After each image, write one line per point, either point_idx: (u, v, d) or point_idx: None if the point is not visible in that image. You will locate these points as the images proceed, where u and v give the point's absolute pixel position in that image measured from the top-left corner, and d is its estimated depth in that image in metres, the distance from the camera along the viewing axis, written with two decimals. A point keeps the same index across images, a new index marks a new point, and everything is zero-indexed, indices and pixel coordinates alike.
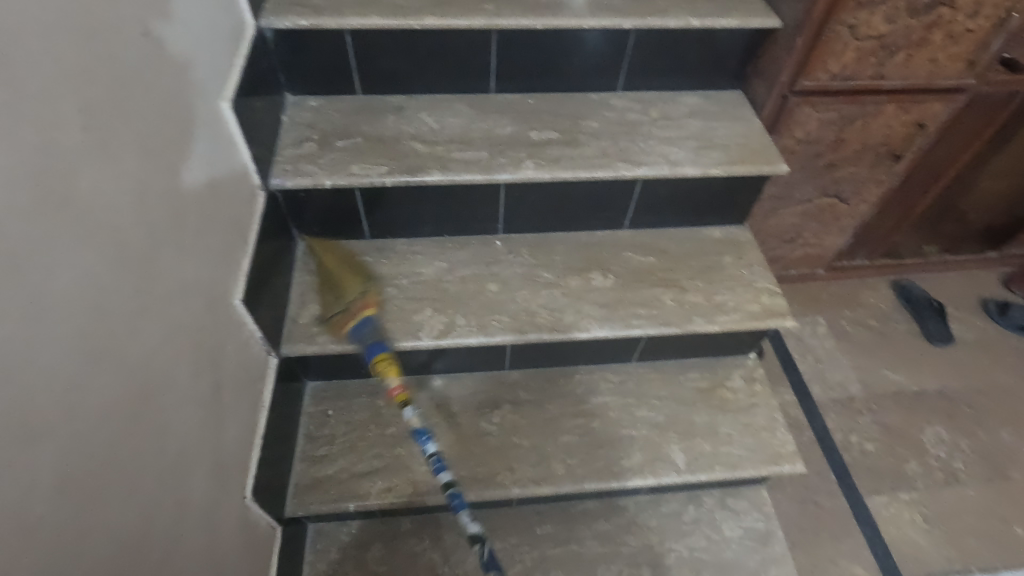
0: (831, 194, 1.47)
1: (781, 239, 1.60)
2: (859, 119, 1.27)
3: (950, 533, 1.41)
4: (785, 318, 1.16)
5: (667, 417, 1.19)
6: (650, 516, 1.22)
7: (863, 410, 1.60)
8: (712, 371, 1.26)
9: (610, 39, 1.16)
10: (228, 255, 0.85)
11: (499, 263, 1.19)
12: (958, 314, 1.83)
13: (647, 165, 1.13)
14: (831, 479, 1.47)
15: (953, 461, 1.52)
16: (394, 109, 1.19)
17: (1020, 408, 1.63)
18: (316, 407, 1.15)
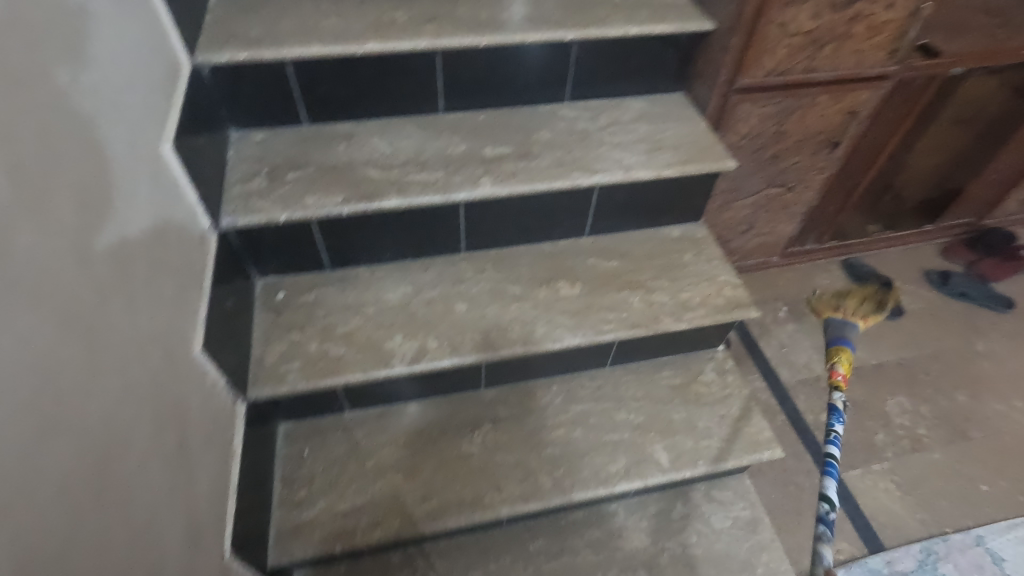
0: (777, 184, 1.53)
1: (735, 231, 1.65)
2: (796, 111, 1.32)
3: (923, 497, 1.46)
4: (749, 308, 1.19)
5: (647, 418, 1.20)
6: (641, 518, 1.23)
7: (829, 388, 1.66)
8: (685, 368, 1.29)
9: (554, 51, 1.17)
10: (182, 302, 0.81)
11: (465, 282, 1.19)
12: (906, 286, 1.92)
13: (602, 172, 1.15)
14: (807, 459, 1.51)
15: (917, 427, 1.59)
16: (343, 136, 1.17)
17: (971, 370, 1.72)
18: (290, 448, 1.11)
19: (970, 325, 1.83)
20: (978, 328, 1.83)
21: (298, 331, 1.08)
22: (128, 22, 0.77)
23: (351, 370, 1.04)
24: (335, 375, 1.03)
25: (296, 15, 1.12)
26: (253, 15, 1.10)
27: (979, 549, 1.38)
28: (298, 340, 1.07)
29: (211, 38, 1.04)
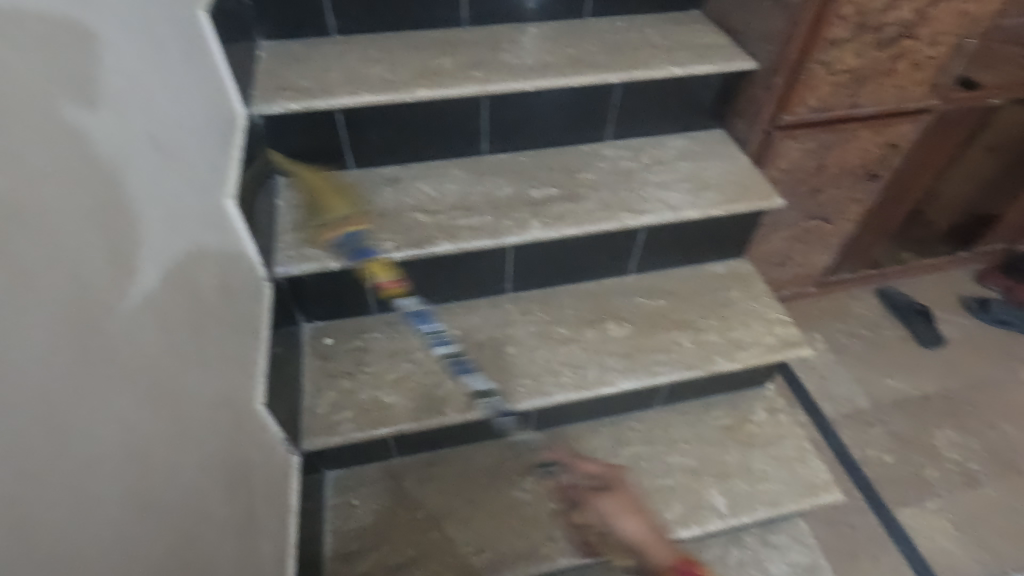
0: (816, 217, 1.52)
1: (772, 263, 1.64)
2: (837, 146, 1.31)
3: (980, 536, 1.42)
4: (801, 346, 1.17)
5: (700, 461, 1.17)
6: (695, 565, 1.19)
7: (874, 421, 1.62)
8: (734, 407, 1.26)
9: (597, 93, 1.18)
10: (246, 357, 0.81)
11: (512, 324, 1.17)
12: (944, 314, 1.89)
13: (649, 213, 1.14)
14: (857, 497, 1.47)
15: (968, 462, 1.55)
16: (389, 180, 1.18)
17: (1018, 401, 1.68)
18: (339, 498, 1.09)
19: (1012, 354, 1.79)
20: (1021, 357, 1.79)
21: (348, 379, 1.07)
22: None
23: (403, 418, 1.02)
24: (388, 424, 1.02)
25: (344, 64, 1.13)
26: (302, 65, 1.12)
27: None
28: (349, 388, 1.06)
29: (264, 89, 1.05)
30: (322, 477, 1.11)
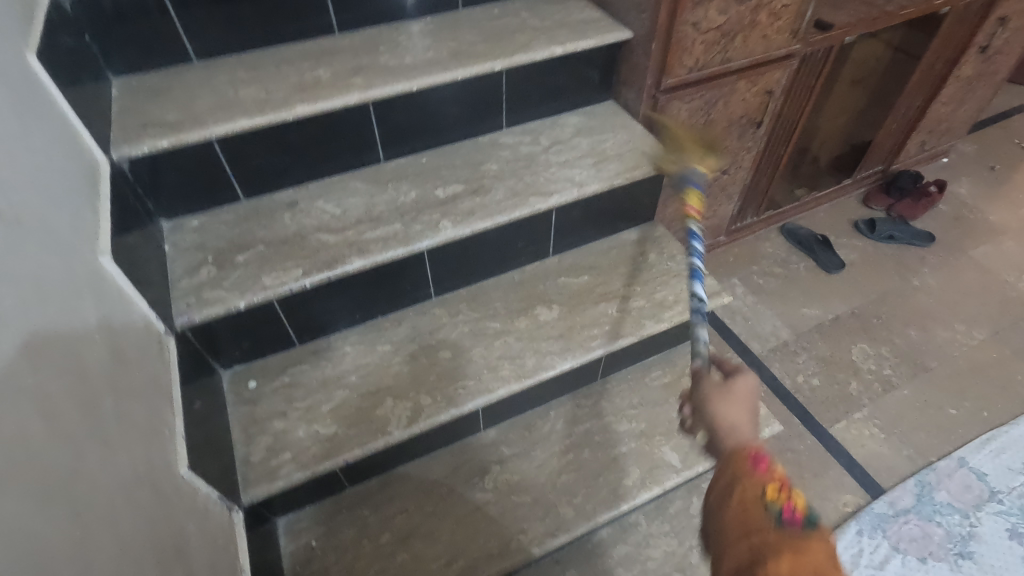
0: (713, 170, 1.59)
1: (683, 222, 1.71)
2: (720, 100, 1.38)
3: (905, 434, 1.55)
4: None
5: (649, 423, 1.21)
6: (662, 521, 1.23)
7: (798, 349, 1.74)
8: (671, 365, 1.31)
9: (485, 83, 1.17)
10: (157, 424, 0.74)
11: (443, 328, 1.16)
12: (841, 240, 2.05)
13: (557, 194, 1.14)
14: (795, 423, 1.57)
15: (883, 369, 1.69)
16: (286, 205, 1.12)
17: (916, 306, 1.85)
18: (296, 543, 1.04)
19: (904, 265, 1.97)
20: (911, 266, 1.97)
21: (280, 419, 1.01)
22: (37, 133, 0.70)
23: (346, 447, 0.98)
24: (331, 456, 0.97)
25: (213, 90, 1.06)
26: (165, 98, 1.04)
27: (963, 470, 1.47)
28: (283, 429, 1.00)
29: (125, 130, 0.97)
30: (273, 525, 1.05)
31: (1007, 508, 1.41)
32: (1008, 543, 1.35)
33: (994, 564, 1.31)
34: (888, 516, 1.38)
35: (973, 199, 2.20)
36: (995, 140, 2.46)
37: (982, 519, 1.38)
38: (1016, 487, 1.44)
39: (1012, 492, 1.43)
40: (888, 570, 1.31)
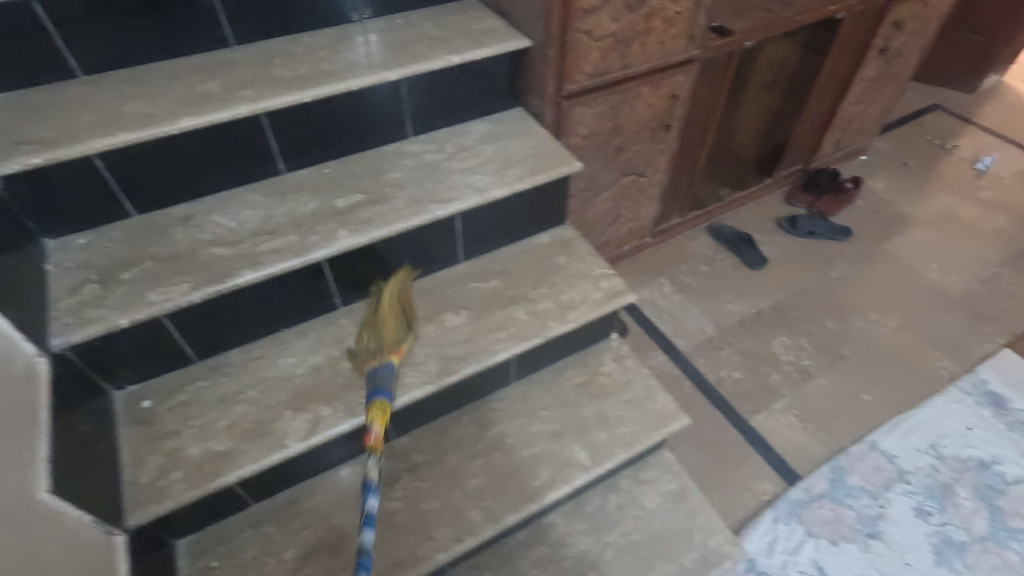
0: (629, 172, 1.63)
1: (604, 224, 1.74)
2: (624, 105, 1.42)
3: (821, 421, 1.60)
4: (625, 295, 1.25)
5: (561, 423, 1.22)
6: (579, 519, 1.25)
7: (721, 344, 1.78)
8: (585, 364, 1.33)
9: (383, 93, 1.18)
10: (15, 451, 0.72)
11: (348, 338, 1.15)
12: (764, 237, 2.12)
13: (457, 200, 1.15)
14: (718, 416, 1.61)
15: (802, 360, 1.75)
16: (180, 220, 1.10)
17: (833, 297, 1.92)
18: (196, 564, 1.02)
19: (823, 258, 2.05)
20: (829, 259, 2.05)
21: (174, 437, 0.99)
22: None
23: (240, 464, 0.97)
24: (224, 473, 0.95)
25: (95, 106, 1.03)
26: (44, 114, 1.01)
27: (874, 453, 1.52)
28: (175, 448, 0.98)
29: None
30: (171, 548, 1.03)
31: (915, 487, 1.46)
32: (914, 521, 1.40)
33: (901, 543, 1.36)
34: (804, 502, 1.43)
35: (889, 193, 2.31)
36: (910, 136, 2.59)
37: (891, 499, 1.44)
38: (923, 466, 1.50)
39: (920, 472, 1.49)
40: (802, 555, 1.34)
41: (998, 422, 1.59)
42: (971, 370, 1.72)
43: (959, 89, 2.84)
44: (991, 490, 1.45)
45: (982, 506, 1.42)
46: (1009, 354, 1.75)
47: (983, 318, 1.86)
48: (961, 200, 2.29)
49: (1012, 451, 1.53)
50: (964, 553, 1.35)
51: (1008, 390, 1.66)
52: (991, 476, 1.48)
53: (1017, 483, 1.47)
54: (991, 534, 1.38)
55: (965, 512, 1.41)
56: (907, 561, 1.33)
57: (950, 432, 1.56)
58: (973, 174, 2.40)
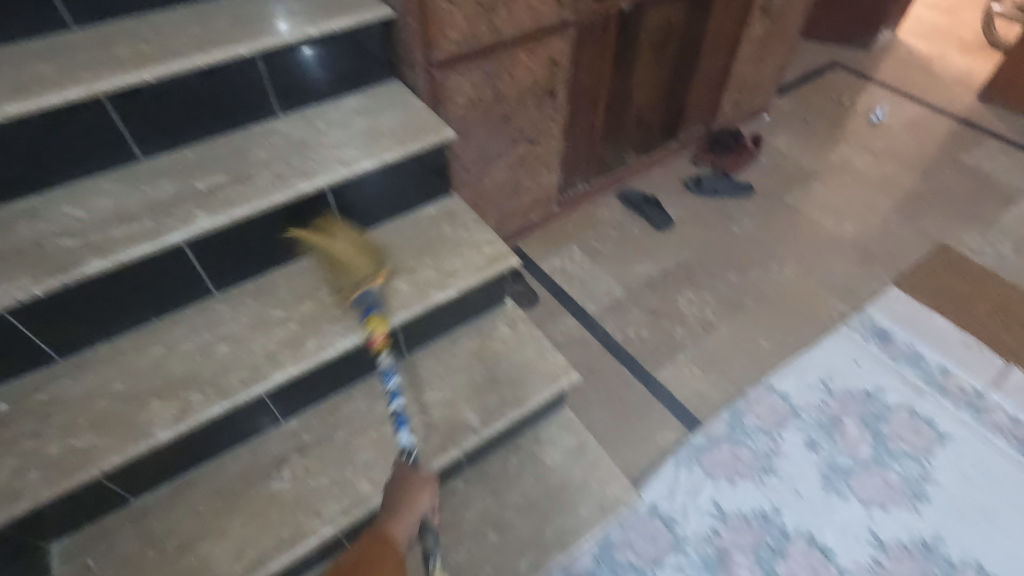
0: (521, 141, 1.64)
1: (504, 195, 1.75)
2: (502, 72, 1.42)
3: (721, 369, 1.67)
4: (507, 258, 1.26)
5: (453, 390, 1.24)
6: (480, 483, 1.27)
7: (629, 304, 1.83)
8: (478, 331, 1.34)
9: (238, 69, 1.15)
10: None
11: (223, 323, 1.13)
12: (671, 198, 2.17)
13: (323, 174, 1.14)
14: (624, 373, 1.66)
15: (705, 313, 1.81)
16: (26, 213, 1.05)
17: (735, 251, 1.99)
18: (72, 564, 0.99)
19: (726, 215, 2.12)
20: (732, 216, 2.12)
21: (31, 437, 0.96)
22: None
23: (103, 457, 0.94)
24: (86, 468, 0.93)
25: None
26: None
27: (770, 394, 1.60)
28: (33, 447, 0.95)
29: None
30: (44, 551, 1.00)
31: (806, 421, 1.54)
32: (805, 453, 1.48)
33: (793, 474, 1.44)
34: (703, 446, 1.49)
35: (789, 149, 2.40)
36: (810, 93, 2.68)
37: (784, 435, 1.51)
38: (814, 402, 1.58)
39: (811, 407, 1.57)
40: (701, 495, 1.40)
41: (884, 354, 1.69)
42: (861, 309, 1.81)
43: (855, 46, 2.96)
44: (875, 417, 1.55)
45: (867, 433, 1.52)
46: (895, 291, 1.85)
47: (872, 260, 1.96)
48: (856, 151, 2.40)
49: (896, 380, 1.63)
50: (850, 478, 1.43)
51: (893, 325, 1.76)
52: (876, 404, 1.57)
53: (899, 408, 1.57)
54: (874, 458, 1.47)
55: (852, 440, 1.50)
56: (797, 490, 1.41)
57: (839, 368, 1.65)
58: (867, 126, 2.52)
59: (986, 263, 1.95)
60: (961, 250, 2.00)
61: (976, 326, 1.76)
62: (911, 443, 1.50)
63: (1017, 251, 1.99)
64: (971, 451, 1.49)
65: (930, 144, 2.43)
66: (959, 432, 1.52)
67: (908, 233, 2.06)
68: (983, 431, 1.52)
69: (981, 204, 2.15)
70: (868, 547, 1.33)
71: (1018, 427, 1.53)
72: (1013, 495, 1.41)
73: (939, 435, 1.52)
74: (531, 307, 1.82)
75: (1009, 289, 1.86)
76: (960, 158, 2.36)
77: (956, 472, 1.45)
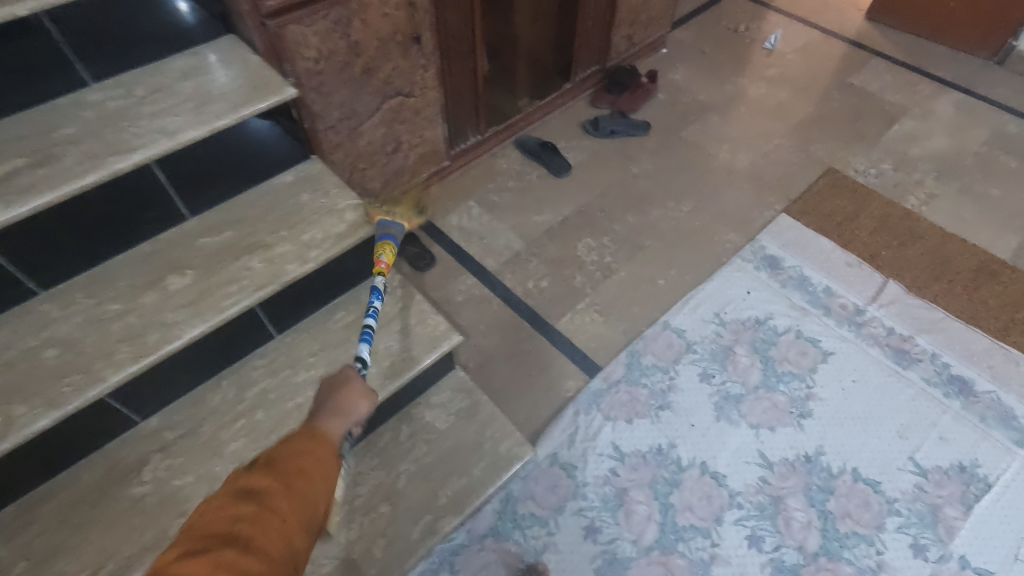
0: (392, 94, 1.54)
1: (385, 154, 1.65)
2: (352, 18, 1.31)
3: (621, 312, 1.68)
4: (371, 224, 1.19)
5: (328, 367, 1.18)
6: (372, 456, 1.24)
7: (529, 256, 1.80)
8: (355, 303, 1.28)
9: (20, 32, 0.97)
10: None
11: (52, 324, 1.02)
12: (570, 143, 2.12)
13: (142, 148, 1.01)
14: (525, 326, 1.64)
15: (604, 258, 1.80)
16: None
17: (634, 192, 1.97)
18: None
19: (625, 156, 2.08)
20: (630, 156, 2.09)
21: None
22: None
23: None
24: None
25: None
26: None
27: (667, 332, 1.62)
28: None
29: None
30: None
31: (701, 355, 1.58)
32: (698, 386, 1.52)
33: (687, 407, 1.48)
34: (603, 391, 1.51)
35: (686, 83, 2.36)
36: (707, 24, 2.64)
37: (680, 371, 1.55)
38: (708, 335, 1.62)
39: (705, 340, 1.61)
40: (600, 439, 1.43)
41: (773, 280, 1.74)
42: (753, 238, 1.84)
43: None
44: (764, 343, 1.60)
45: (757, 359, 1.57)
46: (785, 218, 1.89)
47: (765, 189, 1.99)
48: (751, 80, 2.40)
49: (784, 305, 1.68)
50: (740, 404, 1.49)
51: (782, 251, 1.81)
52: (766, 330, 1.63)
53: (786, 332, 1.62)
54: (763, 382, 1.53)
55: (742, 368, 1.55)
56: (691, 423, 1.45)
57: (731, 299, 1.69)
58: (761, 54, 2.51)
59: (869, 182, 2.01)
60: (847, 172, 2.05)
61: (858, 245, 1.83)
62: (797, 364, 1.56)
63: (897, 168, 2.06)
64: (850, 365, 1.57)
65: (821, 68, 2.45)
66: (840, 348, 1.60)
67: (799, 159, 2.09)
68: (862, 345, 1.61)
69: (867, 125, 2.20)
70: (756, 467, 1.39)
71: (892, 337, 1.62)
72: (887, 401, 1.51)
73: (822, 353, 1.59)
74: (429, 269, 1.76)
75: (889, 207, 1.93)
76: (849, 80, 2.39)
77: (837, 386, 1.53)
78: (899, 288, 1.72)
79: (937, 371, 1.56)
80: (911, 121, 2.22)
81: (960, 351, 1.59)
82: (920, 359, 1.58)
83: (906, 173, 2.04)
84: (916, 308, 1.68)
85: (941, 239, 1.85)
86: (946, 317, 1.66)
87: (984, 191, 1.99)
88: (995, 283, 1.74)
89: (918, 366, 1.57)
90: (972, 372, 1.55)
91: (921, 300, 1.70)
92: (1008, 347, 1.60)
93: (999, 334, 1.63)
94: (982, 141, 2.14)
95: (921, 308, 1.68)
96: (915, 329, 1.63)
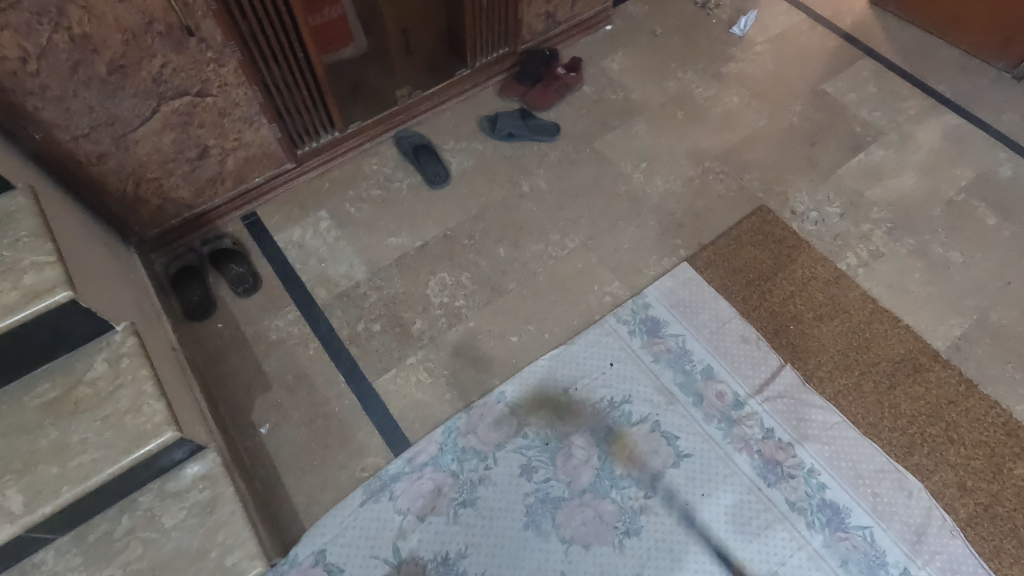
0: (173, 94, 1.24)
1: (186, 161, 1.37)
2: (67, 7, 1.02)
3: (455, 375, 1.42)
4: (50, 293, 0.96)
5: (3, 460, 0.97)
6: (75, 554, 1.05)
7: (368, 291, 1.53)
8: (66, 373, 1.06)
9: None
10: None
11: None
12: (459, 144, 1.76)
13: None
14: (338, 382, 1.41)
15: (456, 301, 1.52)
16: None
17: (516, 216, 1.65)
18: None
19: (518, 167, 1.73)
20: (525, 167, 1.74)
21: None
22: None
23: None
24: None
25: None
26: None
27: (499, 406, 1.38)
28: None
29: None
30: None
31: (530, 441, 1.34)
32: (515, 481, 1.29)
33: (494, 508, 1.27)
34: (402, 474, 1.30)
35: (623, 73, 1.95)
36: None
37: (499, 459, 1.32)
38: (546, 416, 1.37)
39: (540, 423, 1.36)
40: (382, 538, 1.23)
41: (646, 352, 1.45)
42: (639, 292, 1.54)
43: None
44: (609, 434, 1.35)
45: (594, 454, 1.33)
46: (686, 269, 1.57)
47: (674, 227, 1.65)
48: (703, 75, 1.97)
49: (648, 385, 1.41)
50: (557, 511, 1.26)
51: (667, 314, 1.51)
52: (616, 417, 1.37)
53: (640, 423, 1.36)
54: (593, 485, 1.29)
55: (574, 464, 1.31)
56: (492, 529, 1.25)
57: (587, 371, 1.43)
58: (726, 42, 2.06)
59: (805, 230, 1.65)
60: (782, 212, 1.69)
61: (763, 314, 1.52)
62: (641, 466, 1.32)
63: (845, 213, 1.69)
64: (704, 474, 1.31)
65: (794, 67, 2.00)
66: (700, 451, 1.34)
67: (728, 191, 1.72)
68: (727, 449, 1.34)
69: (825, 151, 1.80)
70: None
71: (768, 442, 1.35)
72: (734, 525, 1.26)
73: (676, 454, 1.33)
74: (249, 296, 1.50)
75: (817, 266, 1.59)
76: (822, 87, 1.95)
77: (681, 500, 1.28)
78: (795, 377, 1.43)
79: (809, 494, 1.29)
80: (881, 150, 1.81)
81: (844, 470, 1.32)
82: (792, 475, 1.31)
83: (853, 220, 1.67)
84: (808, 407, 1.39)
85: (868, 315, 1.52)
86: (841, 423, 1.37)
87: (944, 255, 1.62)
88: (918, 382, 1.42)
89: (786, 484, 1.30)
90: (851, 500, 1.29)
91: (816, 397, 1.40)
92: (904, 471, 1.32)
93: (899, 452, 1.34)
94: (960, 186, 1.74)
95: (813, 409, 1.39)
96: (797, 436, 1.36)
